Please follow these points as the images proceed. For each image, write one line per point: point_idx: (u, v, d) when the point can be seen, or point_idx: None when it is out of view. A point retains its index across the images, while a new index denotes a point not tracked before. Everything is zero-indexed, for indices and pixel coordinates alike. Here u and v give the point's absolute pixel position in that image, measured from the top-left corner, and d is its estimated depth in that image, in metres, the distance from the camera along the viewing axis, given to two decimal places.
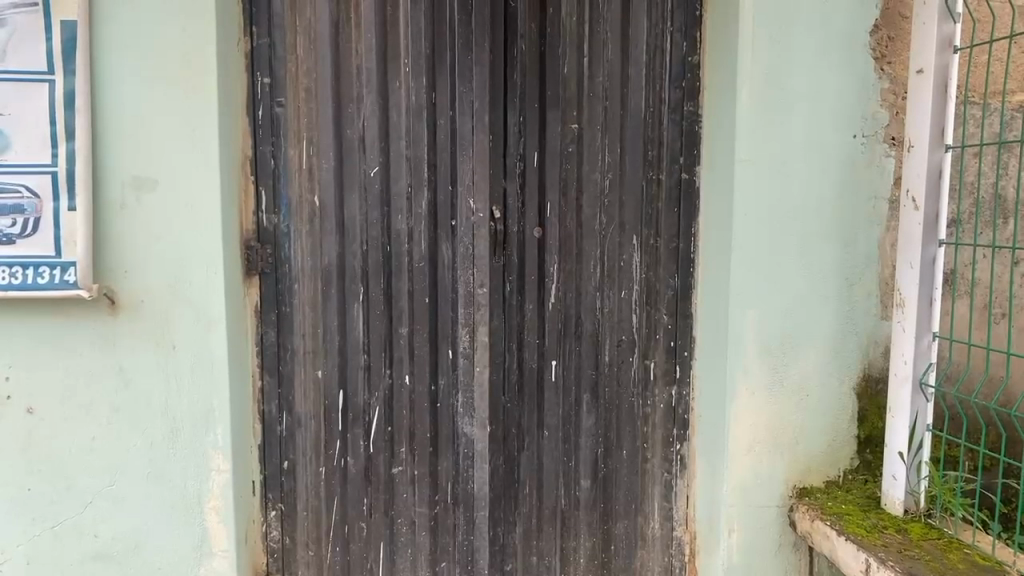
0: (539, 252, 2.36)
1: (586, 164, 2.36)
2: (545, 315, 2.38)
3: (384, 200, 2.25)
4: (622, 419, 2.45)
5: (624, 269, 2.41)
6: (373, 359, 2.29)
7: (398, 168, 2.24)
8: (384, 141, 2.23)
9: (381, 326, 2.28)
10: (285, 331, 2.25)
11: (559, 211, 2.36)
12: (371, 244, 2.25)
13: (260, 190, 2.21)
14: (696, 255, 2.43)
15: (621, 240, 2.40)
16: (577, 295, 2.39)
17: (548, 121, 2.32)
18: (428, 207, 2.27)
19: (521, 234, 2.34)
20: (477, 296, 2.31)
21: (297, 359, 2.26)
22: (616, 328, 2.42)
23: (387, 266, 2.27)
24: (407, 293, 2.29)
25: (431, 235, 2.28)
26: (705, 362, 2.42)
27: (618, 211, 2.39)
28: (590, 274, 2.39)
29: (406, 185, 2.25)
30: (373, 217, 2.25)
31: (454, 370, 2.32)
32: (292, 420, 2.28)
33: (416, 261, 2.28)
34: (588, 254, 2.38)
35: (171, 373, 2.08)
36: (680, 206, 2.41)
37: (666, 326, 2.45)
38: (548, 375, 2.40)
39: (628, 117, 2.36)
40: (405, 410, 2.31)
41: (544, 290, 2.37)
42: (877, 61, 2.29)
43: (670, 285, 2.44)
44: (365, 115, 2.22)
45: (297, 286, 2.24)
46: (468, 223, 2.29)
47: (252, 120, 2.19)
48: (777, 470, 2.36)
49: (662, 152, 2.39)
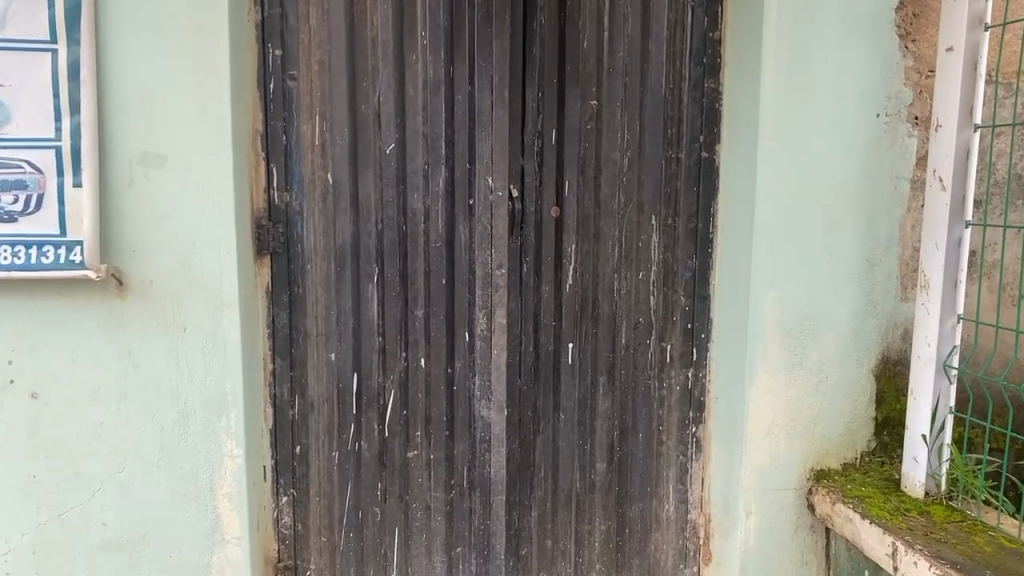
0: (557, 233, 2.31)
1: (604, 143, 2.30)
2: (562, 296, 2.33)
3: (399, 178, 2.18)
4: (637, 402, 2.42)
5: (641, 250, 2.36)
6: (388, 341, 2.22)
7: (413, 146, 2.18)
8: (400, 117, 2.16)
9: (395, 308, 2.22)
10: (297, 314, 2.19)
11: (577, 191, 2.31)
12: (387, 224, 2.19)
13: (271, 168, 2.13)
14: (714, 235, 2.39)
15: (638, 220, 2.35)
16: (595, 276, 2.35)
17: (567, 98, 2.26)
18: (444, 186, 2.20)
19: (538, 215, 2.29)
20: (494, 278, 2.26)
21: (308, 342, 2.20)
22: (633, 310, 2.38)
23: (402, 247, 2.20)
24: (424, 275, 2.22)
25: (448, 215, 2.21)
26: (722, 344, 2.39)
27: (636, 191, 2.34)
28: (608, 254, 2.35)
29: (423, 164, 2.19)
30: (388, 196, 2.18)
31: (471, 353, 2.27)
32: (303, 404, 2.22)
33: (432, 242, 2.21)
34: (606, 235, 2.34)
35: (181, 357, 2.01)
36: (699, 185, 2.37)
37: (684, 308, 2.41)
38: (564, 357, 2.36)
39: (648, 94, 2.31)
40: (420, 393, 2.25)
41: (561, 272, 2.33)
42: (902, 39, 2.25)
43: (688, 266, 2.40)
44: (381, 90, 2.15)
45: (308, 267, 2.18)
46: (484, 203, 2.23)
47: (263, 94, 2.10)
48: (795, 453, 2.35)
49: (681, 131, 2.34)
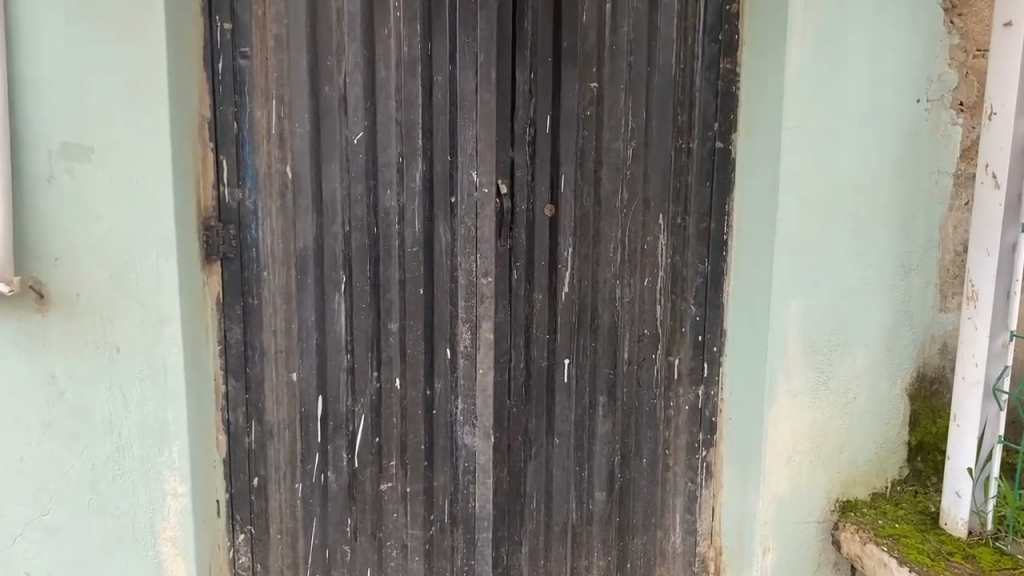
0: (551, 234, 2.02)
1: (606, 131, 2.02)
2: (557, 306, 2.06)
3: (369, 172, 1.89)
4: (641, 424, 2.15)
5: (646, 253, 2.08)
6: (358, 359, 1.94)
7: (386, 135, 1.88)
8: (371, 101, 1.86)
9: (366, 322, 1.93)
10: (253, 329, 1.91)
11: (574, 187, 2.02)
12: (356, 226, 1.90)
13: (221, 160, 1.84)
14: (729, 237, 2.12)
15: (643, 219, 2.07)
16: (595, 283, 2.07)
17: (564, 80, 1.97)
18: (422, 181, 1.91)
19: (530, 214, 2.00)
20: (480, 287, 1.96)
21: (265, 360, 1.92)
22: (638, 322, 2.11)
23: (374, 252, 1.91)
24: (398, 284, 1.93)
25: (426, 215, 1.92)
26: (736, 358, 2.13)
27: (641, 186, 2.06)
28: (609, 259, 2.07)
29: (397, 156, 1.89)
30: (357, 193, 1.89)
31: (453, 373, 1.99)
32: (261, 431, 1.95)
33: (408, 246, 1.92)
34: (607, 237, 2.06)
35: (115, 382, 1.72)
36: (712, 179, 2.09)
37: (694, 318, 2.14)
38: (559, 375, 2.08)
39: (655, 76, 2.02)
40: (395, 418, 1.98)
41: (556, 278, 2.04)
42: (946, 13, 1.97)
43: (698, 271, 2.12)
44: (349, 70, 1.85)
45: (265, 274, 1.89)
46: (467, 202, 1.93)
47: (210, 74, 1.81)
48: (819, 483, 2.09)
49: (692, 117, 2.06)
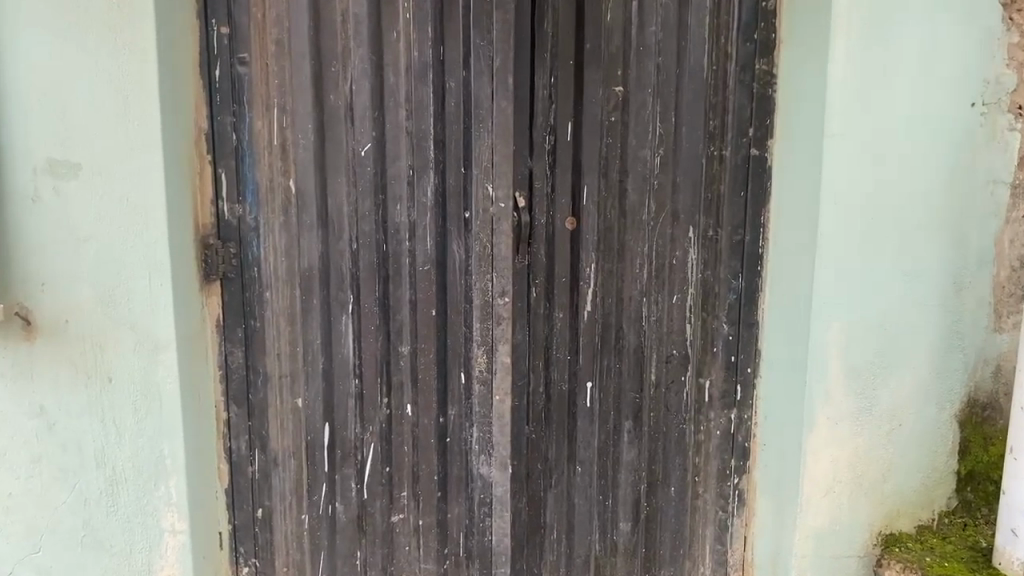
0: (573, 249, 1.89)
1: (632, 138, 1.87)
2: (579, 326, 1.92)
3: (378, 186, 1.75)
4: (669, 450, 2.02)
5: (674, 268, 1.94)
6: (366, 385, 1.82)
7: (396, 145, 1.74)
8: (379, 109, 1.73)
9: (375, 345, 1.80)
10: (255, 352, 1.79)
11: (597, 198, 1.88)
12: (363, 243, 1.77)
13: (219, 172, 1.72)
14: (765, 251, 1.96)
15: (672, 233, 1.93)
16: (620, 301, 1.93)
17: (587, 84, 1.83)
18: (434, 195, 1.77)
19: (551, 228, 1.87)
20: (496, 308, 1.82)
21: (268, 386, 1.80)
22: (666, 342, 1.97)
23: (383, 271, 1.78)
24: (409, 304, 1.80)
25: (439, 230, 1.78)
26: (772, 381, 1.99)
27: (671, 197, 1.91)
28: (636, 275, 1.93)
29: (407, 168, 1.75)
30: (364, 207, 1.76)
31: (468, 399, 1.85)
32: (264, 460, 1.83)
33: (419, 264, 1.79)
34: (633, 251, 1.92)
35: (107, 413, 1.62)
36: (747, 189, 1.94)
37: (727, 337, 1.99)
38: (582, 399, 1.95)
39: (685, 78, 1.87)
40: (406, 447, 1.85)
41: (578, 296, 1.91)
42: (1005, 8, 1.82)
43: (731, 287, 1.97)
44: (355, 76, 1.72)
45: (268, 294, 1.77)
46: (482, 218, 1.78)
47: (207, 82, 1.69)
48: (862, 515, 1.95)
49: (725, 123, 1.91)
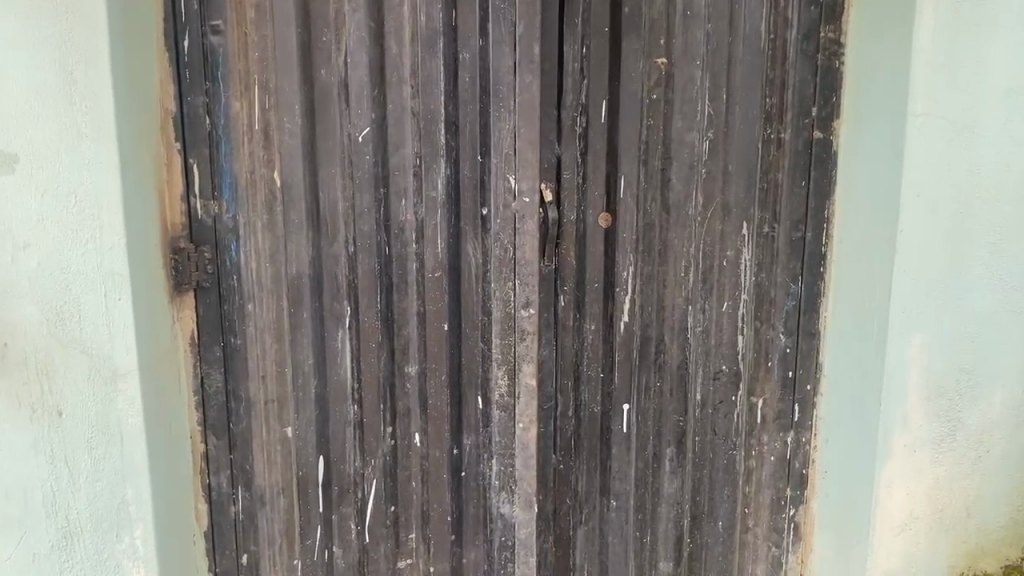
0: (607, 251, 1.62)
1: (676, 119, 1.60)
2: (614, 339, 1.65)
3: (379, 178, 1.47)
4: (716, 479, 1.75)
5: (724, 271, 1.67)
6: (367, 412, 1.55)
7: (399, 129, 1.46)
8: (379, 86, 1.44)
9: (377, 366, 1.53)
10: (236, 374, 1.52)
11: (636, 190, 1.61)
12: (362, 246, 1.49)
13: (191, 164, 1.45)
14: (829, 250, 1.67)
15: (722, 230, 1.65)
16: (661, 309, 1.66)
17: (625, 55, 1.55)
18: (446, 188, 1.48)
19: (583, 226, 1.60)
20: (519, 321, 1.52)
21: (253, 414, 1.54)
22: (714, 355, 1.70)
23: (386, 279, 1.50)
24: (417, 318, 1.52)
25: (452, 230, 1.49)
26: (833, 403, 1.71)
27: (720, 188, 1.64)
28: (680, 280, 1.66)
29: (415, 157, 1.47)
30: (362, 203, 1.47)
31: (486, 427, 1.57)
32: (249, 500, 1.57)
33: (429, 270, 1.50)
34: (676, 252, 1.64)
35: (57, 450, 1.33)
36: (810, 178, 1.64)
37: (784, 350, 1.72)
38: (617, 423, 1.69)
39: (739, 48, 1.59)
40: (414, 482, 1.59)
41: (613, 305, 1.64)
42: None
43: (789, 292, 1.69)
44: (350, 46, 1.43)
45: (250, 307, 1.50)
46: (502, 216, 1.48)
47: (175, 54, 1.41)
48: (939, 553, 1.70)
49: (785, 100, 1.62)
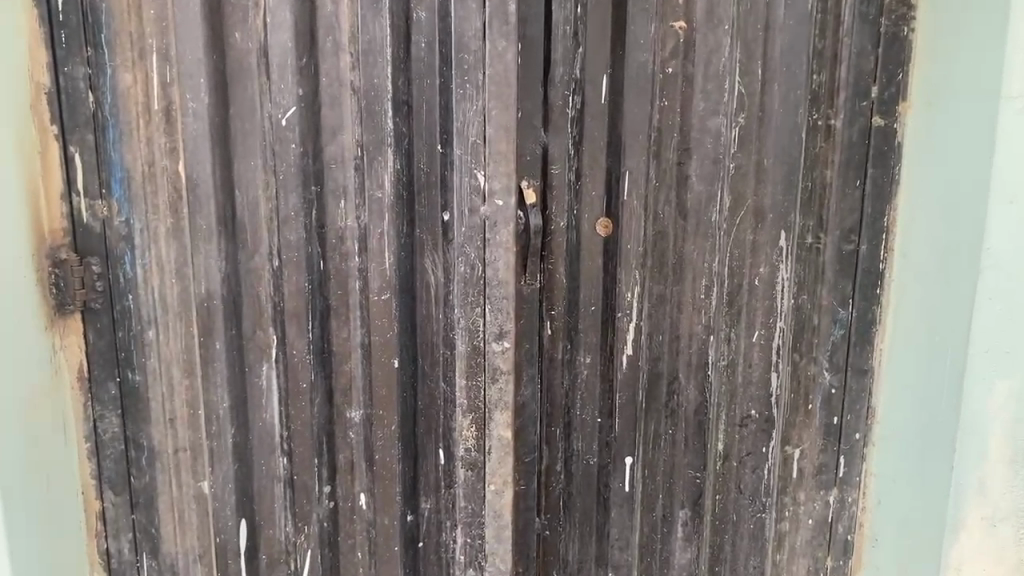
0: (606, 266, 1.29)
1: (696, 100, 1.25)
2: (614, 376, 1.33)
3: (310, 173, 1.14)
4: (741, 548, 1.40)
5: (756, 293, 1.32)
6: (298, 468, 1.23)
7: (336, 111, 1.13)
8: (308, 54, 1.11)
9: (311, 411, 1.21)
10: (136, 417, 1.21)
11: (644, 191, 1.27)
12: (288, 261, 1.16)
13: (71, 153, 1.13)
14: (889, 263, 1.32)
15: (755, 240, 1.30)
16: (675, 339, 1.32)
17: (631, 17, 1.21)
18: (396, 188, 1.15)
19: (575, 237, 1.28)
20: (490, 357, 1.19)
21: (158, 466, 1.23)
22: (740, 396, 1.35)
23: (321, 302, 1.18)
24: (362, 351, 1.19)
25: (405, 242, 1.17)
26: (886, 453, 1.36)
27: (753, 188, 1.28)
28: (699, 303, 1.31)
29: (354, 147, 1.14)
30: (288, 206, 1.15)
31: (449, 488, 1.25)
32: (157, 570, 1.26)
33: (373, 292, 1.17)
34: (694, 269, 1.30)
35: None
36: (866, 176, 1.29)
37: (829, 390, 1.37)
38: (617, 480, 1.36)
39: (781, 9, 1.23)
40: (359, 552, 1.27)
41: (614, 335, 1.32)
42: None
43: (835, 319, 1.34)
44: (270, 0, 1.09)
45: (150, 334, 1.18)
46: (469, 225, 1.15)
47: (46, 12, 1.08)
48: None
49: (837, 77, 1.26)
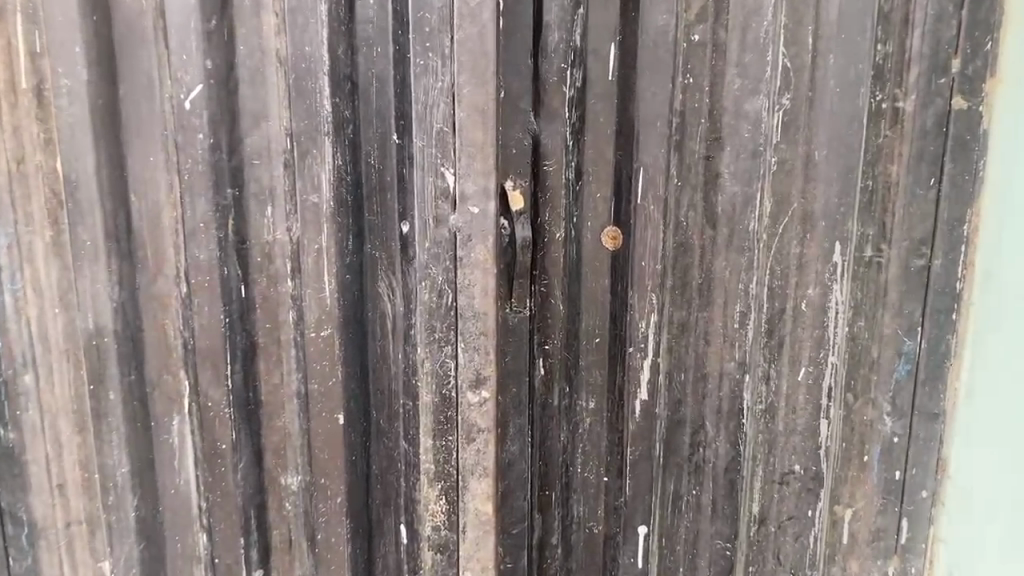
0: (614, 287, 1.02)
1: (730, 75, 0.96)
2: (625, 429, 1.06)
3: (223, 171, 0.86)
4: None
5: (801, 320, 1.02)
6: (220, 549, 0.96)
7: (257, 90, 0.85)
8: (219, 14, 0.83)
9: (234, 477, 0.94)
10: (11, 486, 0.90)
11: (663, 193, 0.99)
12: (199, 285, 0.89)
13: None
14: (969, 271, 0.99)
15: (801, 255, 1.00)
16: (700, 380, 1.04)
17: None
18: (338, 190, 0.88)
19: (575, 252, 1.01)
20: (464, 411, 0.91)
21: (42, 546, 0.93)
22: (779, 448, 1.05)
23: (242, 339, 0.91)
24: (299, 400, 0.93)
25: (352, 260, 0.90)
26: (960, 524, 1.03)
27: (801, 188, 0.98)
28: (732, 334, 1.02)
29: (283, 138, 0.86)
30: (196, 214, 0.87)
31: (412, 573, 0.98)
32: None
33: (310, 327, 0.90)
34: (725, 291, 1.01)
35: None
36: (943, 172, 0.96)
37: (891, 440, 1.04)
38: (627, 554, 1.10)
39: None
40: None
41: (625, 379, 1.04)
42: None
43: (901, 350, 1.01)
44: None
45: (27, 380, 0.88)
46: (434, 240, 0.86)
47: None
48: None
49: (908, 47, 0.94)
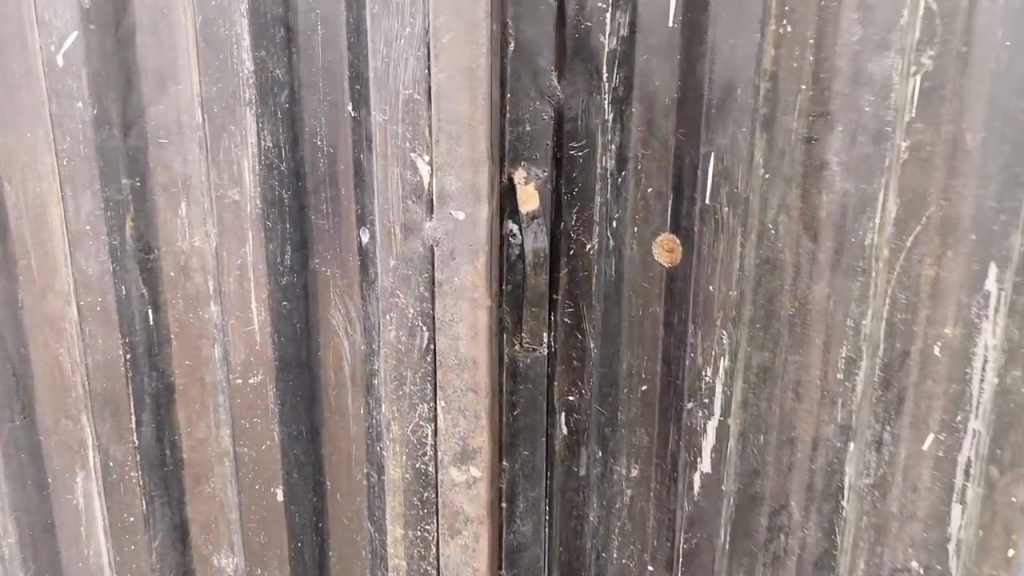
0: (670, 317, 0.70)
1: (847, 23, 0.59)
2: (681, 509, 0.73)
3: (115, 155, 0.63)
4: None
5: (930, 369, 0.61)
6: None
7: (157, 42, 0.61)
8: None
9: (148, 557, 0.72)
10: None
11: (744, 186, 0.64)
12: (88, 310, 0.66)
13: None
14: None
15: (935, 277, 0.59)
16: (785, 446, 0.67)
17: None
18: (265, 182, 0.63)
19: (613, 268, 0.70)
20: (448, 496, 0.65)
21: None
22: (886, 548, 0.65)
23: (151, 382, 0.67)
24: (231, 463, 0.69)
25: (290, 282, 0.65)
26: None
27: (943, 185, 0.58)
28: (832, 390, 0.65)
29: (195, 108, 0.62)
30: (80, 215, 0.64)
31: None
32: None
33: (234, 371, 0.67)
34: (824, 325, 0.64)
35: None
36: None
37: None
38: None
39: None
40: None
41: (688, 439, 0.71)
42: None
43: None
44: None
45: None
46: (403, 257, 0.61)
47: None
48: None
49: None
